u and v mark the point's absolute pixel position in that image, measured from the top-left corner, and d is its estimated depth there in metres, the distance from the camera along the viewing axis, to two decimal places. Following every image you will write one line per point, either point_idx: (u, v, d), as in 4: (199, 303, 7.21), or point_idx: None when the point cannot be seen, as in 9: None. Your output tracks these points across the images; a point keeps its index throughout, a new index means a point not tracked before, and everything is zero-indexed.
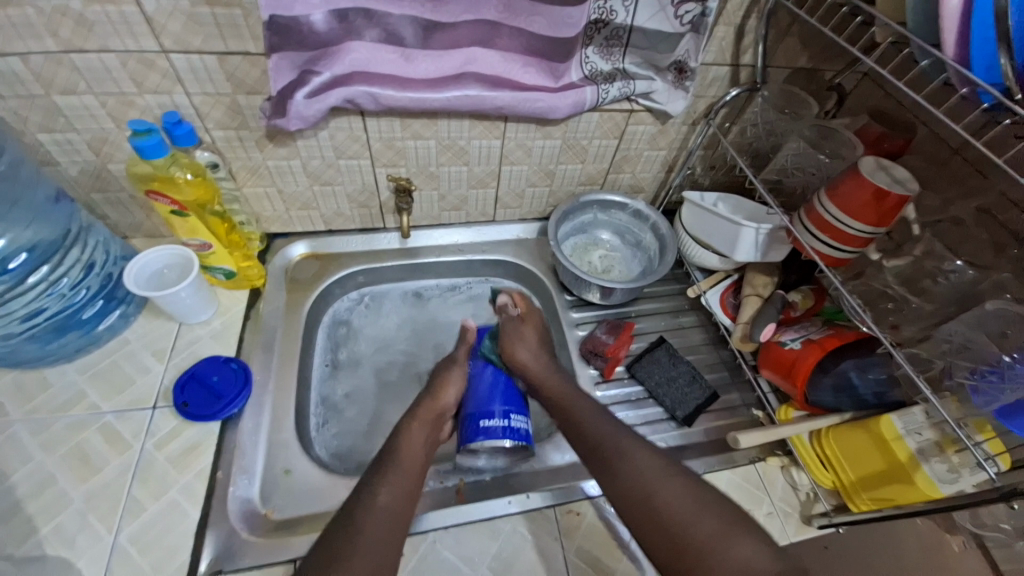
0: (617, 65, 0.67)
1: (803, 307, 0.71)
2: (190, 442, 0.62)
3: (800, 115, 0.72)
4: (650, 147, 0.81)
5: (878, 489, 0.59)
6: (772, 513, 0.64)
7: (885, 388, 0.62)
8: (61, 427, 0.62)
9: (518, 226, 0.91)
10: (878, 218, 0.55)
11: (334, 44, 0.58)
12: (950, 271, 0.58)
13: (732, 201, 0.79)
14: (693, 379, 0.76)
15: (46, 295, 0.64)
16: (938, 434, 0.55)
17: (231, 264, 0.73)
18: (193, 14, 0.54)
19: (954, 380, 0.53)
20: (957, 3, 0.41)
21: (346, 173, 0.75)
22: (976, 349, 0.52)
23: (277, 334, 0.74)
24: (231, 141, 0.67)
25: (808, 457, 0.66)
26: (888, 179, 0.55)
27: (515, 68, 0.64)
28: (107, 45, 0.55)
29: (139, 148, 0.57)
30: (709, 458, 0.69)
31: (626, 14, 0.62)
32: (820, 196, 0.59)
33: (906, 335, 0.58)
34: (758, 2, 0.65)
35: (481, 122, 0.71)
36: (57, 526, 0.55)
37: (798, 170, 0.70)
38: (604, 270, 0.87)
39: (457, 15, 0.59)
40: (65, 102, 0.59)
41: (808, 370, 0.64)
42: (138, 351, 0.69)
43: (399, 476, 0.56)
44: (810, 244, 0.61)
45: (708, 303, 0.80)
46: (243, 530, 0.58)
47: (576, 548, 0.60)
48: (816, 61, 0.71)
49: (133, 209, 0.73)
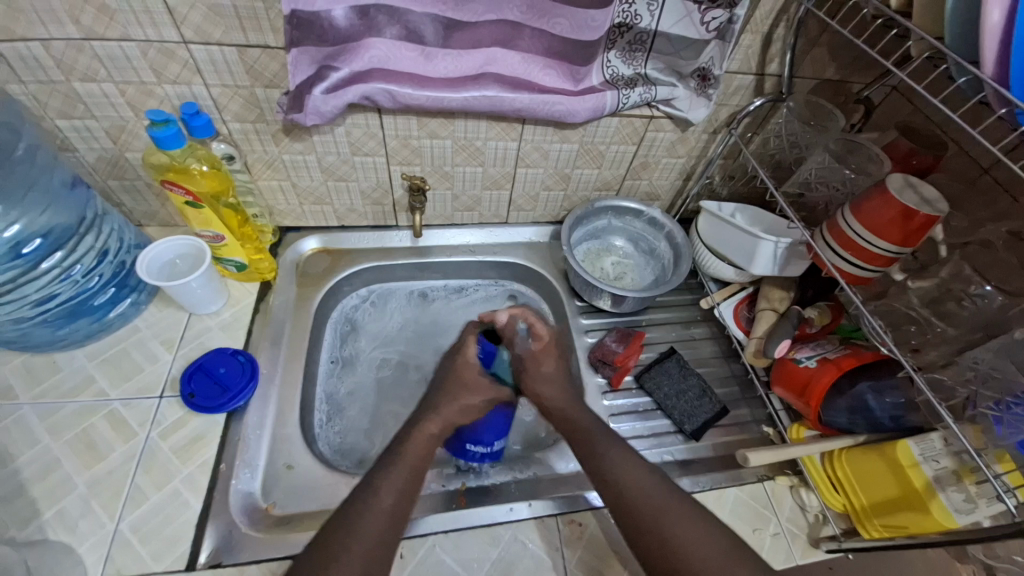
0: (639, 70, 0.66)
1: (819, 323, 0.70)
2: (195, 433, 0.62)
3: (826, 128, 0.70)
4: (668, 154, 0.79)
5: (891, 516, 0.57)
6: (780, 534, 0.63)
7: (902, 412, 0.60)
8: (68, 412, 0.62)
9: (530, 229, 0.90)
10: (903, 237, 0.53)
11: (354, 40, 0.57)
12: (977, 295, 0.56)
13: (750, 212, 0.78)
14: (702, 394, 0.74)
15: (58, 281, 0.64)
16: (956, 463, 0.54)
17: (243, 257, 0.72)
18: (214, 5, 0.54)
19: (977, 409, 0.51)
20: (999, 19, 0.39)
21: (360, 170, 0.74)
22: (1002, 378, 0.50)
23: (286, 327, 0.74)
24: (247, 134, 0.67)
25: (818, 478, 0.64)
26: (916, 198, 0.53)
27: (536, 70, 0.63)
28: (128, 34, 0.55)
29: (156, 138, 0.57)
30: (716, 475, 0.67)
31: (652, 18, 0.61)
32: (844, 212, 0.57)
33: (930, 359, 0.57)
34: (787, 11, 0.63)
35: (498, 123, 0.70)
36: (60, 511, 0.55)
37: (822, 184, 0.67)
38: (616, 278, 0.86)
39: (480, 15, 0.58)
40: (86, 89, 0.59)
41: (822, 391, 0.62)
42: (147, 340, 0.69)
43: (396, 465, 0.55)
44: (831, 261, 0.59)
45: (721, 315, 0.79)
46: (243, 524, 0.57)
47: (578, 560, 0.59)
48: (844, 72, 0.69)
49: (148, 198, 0.73)
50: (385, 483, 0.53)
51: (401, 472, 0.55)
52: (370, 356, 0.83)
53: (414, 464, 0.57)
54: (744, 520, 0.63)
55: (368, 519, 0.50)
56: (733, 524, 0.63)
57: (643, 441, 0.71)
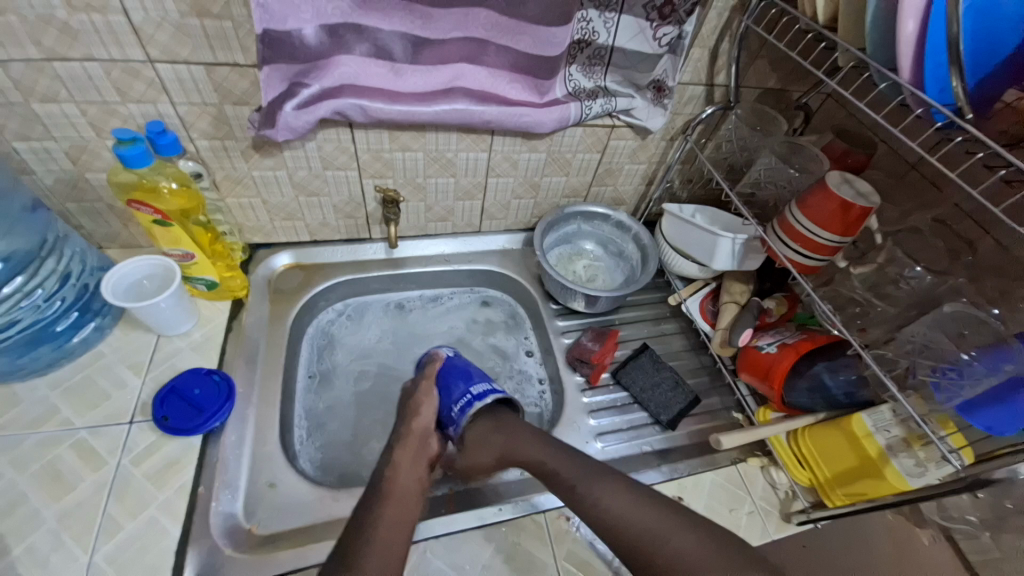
0: (599, 83, 0.70)
1: (778, 312, 0.75)
2: (169, 459, 0.60)
3: (771, 132, 0.77)
4: (630, 160, 0.84)
5: (852, 484, 0.62)
6: (754, 512, 0.66)
7: (854, 388, 0.64)
8: (30, 445, 0.59)
9: (503, 237, 0.92)
10: (844, 229, 0.59)
11: (324, 58, 0.58)
12: (910, 277, 0.63)
13: (709, 212, 0.83)
14: (676, 385, 0.78)
15: (18, 308, 0.61)
16: (905, 431, 0.58)
17: (214, 275, 0.71)
18: (182, 24, 0.54)
19: (918, 377, 0.56)
20: (913, 29, 0.44)
21: (333, 184, 0.75)
22: (937, 348, 0.56)
23: (261, 346, 0.73)
24: (217, 152, 0.67)
25: (786, 456, 0.69)
26: (852, 193, 0.59)
27: (502, 84, 0.67)
28: (91, 53, 0.54)
29: (122, 157, 0.57)
30: (693, 461, 0.71)
31: (608, 35, 0.65)
32: (792, 208, 0.62)
33: (874, 337, 0.62)
34: (729, 27, 0.69)
35: (468, 135, 0.72)
36: (29, 546, 0.52)
37: (771, 183, 0.74)
38: (588, 279, 0.89)
39: (446, 32, 0.60)
40: (45, 109, 0.57)
41: (784, 373, 0.67)
42: (114, 365, 0.66)
43: (392, 502, 0.56)
44: (784, 253, 0.64)
45: (688, 310, 0.84)
46: (226, 546, 0.56)
47: (567, 553, 0.60)
48: (784, 82, 0.76)
49: (110, 219, 0.71)
50: (391, 518, 0.54)
51: (405, 506, 0.56)
52: (348, 369, 0.82)
53: (409, 492, 0.57)
54: (721, 502, 0.67)
55: (373, 553, 0.50)
56: (712, 506, 0.66)
57: (623, 434, 0.74)
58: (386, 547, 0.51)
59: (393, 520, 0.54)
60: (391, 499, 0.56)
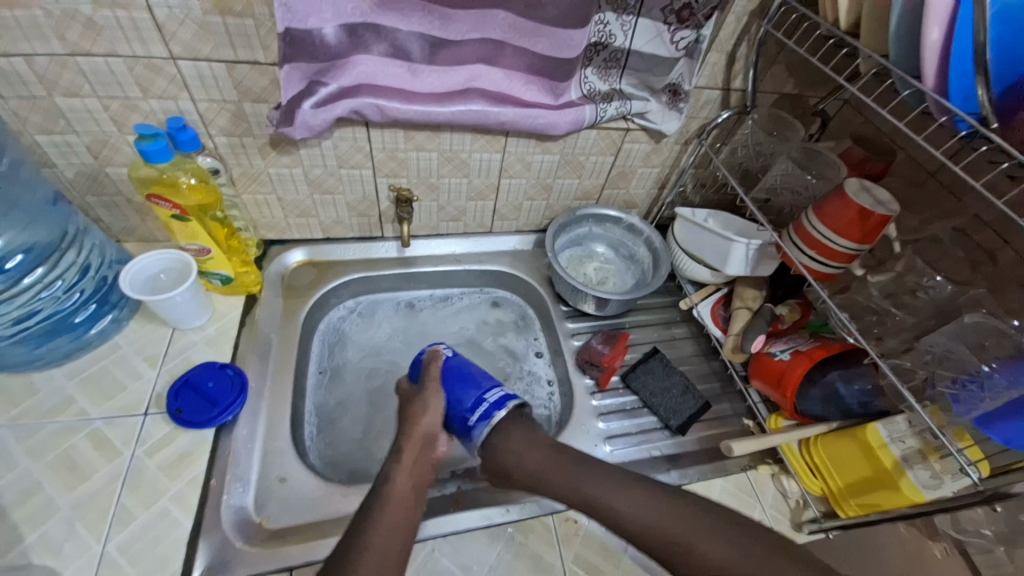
0: (614, 86, 0.70)
1: (790, 319, 0.73)
2: (182, 451, 0.60)
3: (788, 137, 0.76)
4: (644, 164, 0.84)
5: (865, 495, 0.61)
6: (764, 520, 0.66)
7: (870, 397, 0.64)
8: (47, 434, 0.59)
9: (514, 238, 0.92)
10: (862, 236, 0.58)
11: (343, 57, 0.59)
12: (929, 286, 0.62)
13: (722, 217, 0.82)
14: (685, 390, 0.77)
15: (37, 299, 0.63)
16: (920, 442, 0.57)
17: (229, 270, 0.72)
18: (204, 22, 0.55)
19: (936, 389, 0.56)
20: (938, 37, 0.44)
21: (347, 182, 0.75)
22: (958, 359, 0.55)
23: (273, 342, 0.74)
24: (234, 148, 0.67)
25: (797, 464, 0.68)
26: (872, 200, 0.58)
27: (518, 86, 0.67)
28: (115, 50, 0.55)
29: (144, 152, 0.57)
30: (703, 467, 0.70)
31: (625, 38, 0.65)
32: (808, 214, 0.62)
33: (891, 346, 0.61)
34: (747, 31, 0.69)
35: (483, 136, 0.72)
36: (42, 535, 0.53)
37: (787, 189, 0.73)
38: (599, 282, 0.89)
39: (464, 34, 0.60)
40: (68, 104, 0.58)
41: (797, 381, 0.66)
42: (129, 357, 0.67)
43: (390, 508, 0.54)
44: (799, 259, 0.64)
45: (700, 315, 0.83)
46: (237, 539, 0.56)
47: (574, 556, 0.60)
48: (802, 87, 0.75)
49: (128, 213, 0.72)
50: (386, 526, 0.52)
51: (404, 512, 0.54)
52: (358, 367, 0.82)
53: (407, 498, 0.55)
54: (730, 509, 0.66)
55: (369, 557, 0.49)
56: None
57: (631, 438, 0.73)
58: (380, 554, 0.50)
59: (390, 522, 0.53)
60: (390, 502, 0.54)
